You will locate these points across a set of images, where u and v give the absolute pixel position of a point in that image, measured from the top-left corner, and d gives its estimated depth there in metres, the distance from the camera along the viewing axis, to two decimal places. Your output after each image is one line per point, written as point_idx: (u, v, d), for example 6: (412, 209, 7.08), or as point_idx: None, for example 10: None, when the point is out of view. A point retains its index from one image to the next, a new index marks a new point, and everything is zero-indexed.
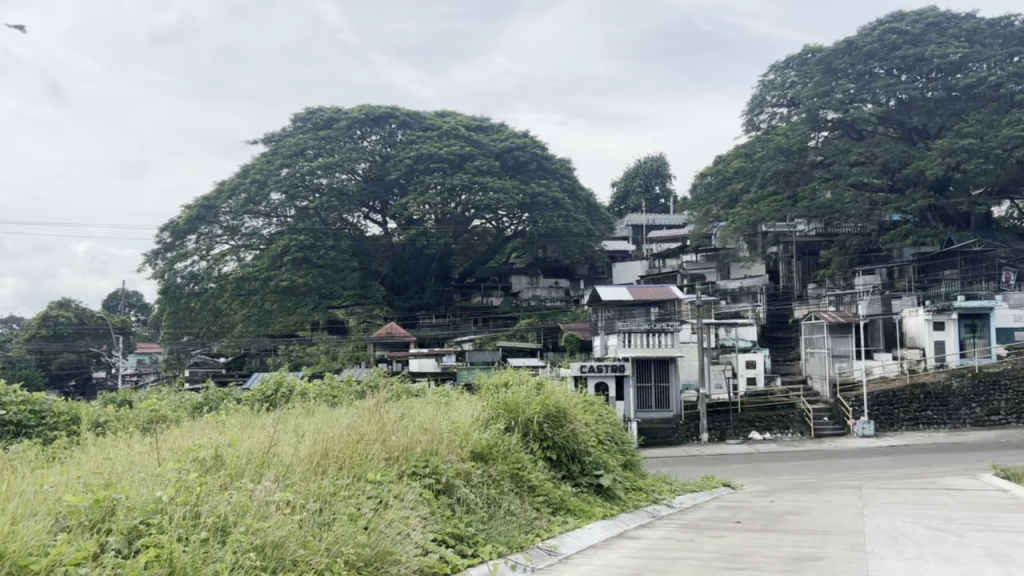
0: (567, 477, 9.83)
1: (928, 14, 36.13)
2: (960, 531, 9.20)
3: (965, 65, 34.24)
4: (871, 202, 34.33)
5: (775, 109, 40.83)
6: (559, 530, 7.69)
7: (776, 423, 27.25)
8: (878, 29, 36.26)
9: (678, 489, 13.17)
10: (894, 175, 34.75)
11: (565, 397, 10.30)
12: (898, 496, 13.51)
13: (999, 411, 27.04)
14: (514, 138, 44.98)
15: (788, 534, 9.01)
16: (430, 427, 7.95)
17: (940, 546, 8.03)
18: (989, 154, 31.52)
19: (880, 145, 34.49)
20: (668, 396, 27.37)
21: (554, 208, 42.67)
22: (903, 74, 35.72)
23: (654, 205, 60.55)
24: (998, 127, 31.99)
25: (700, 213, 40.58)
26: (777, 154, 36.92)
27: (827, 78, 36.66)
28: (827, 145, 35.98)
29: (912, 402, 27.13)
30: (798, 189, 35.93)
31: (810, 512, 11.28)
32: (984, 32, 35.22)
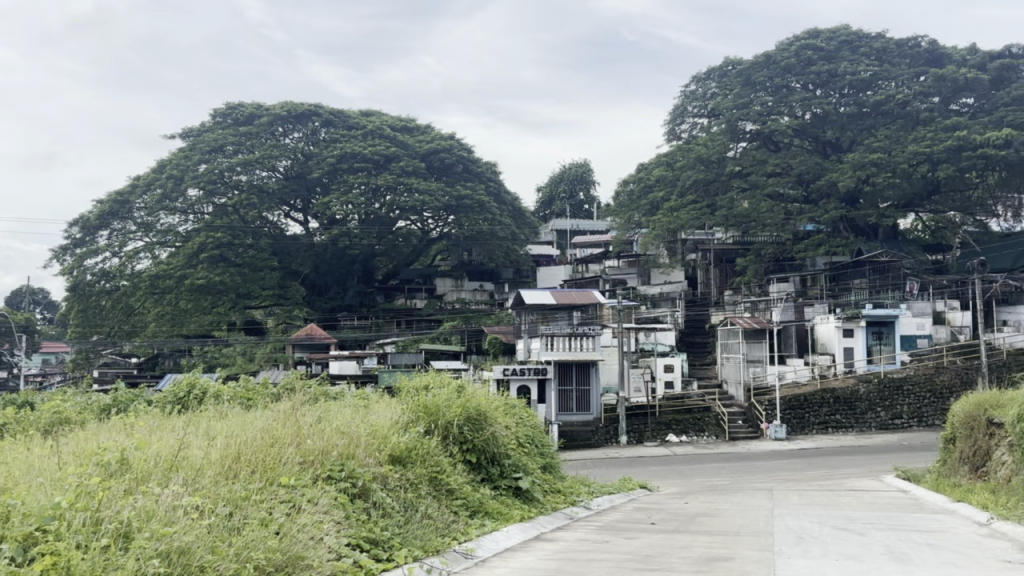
0: (485, 480, 9.84)
1: (841, 32, 37.69)
2: (863, 530, 9.57)
3: (875, 83, 35.88)
4: (786, 212, 35.45)
5: (696, 120, 41.67)
6: (475, 533, 7.69)
7: (692, 426, 27.80)
8: (795, 45, 37.59)
9: (597, 491, 13.33)
10: (808, 187, 36.02)
11: (486, 400, 10.29)
12: (807, 497, 13.98)
13: (901, 414, 28.27)
14: (440, 139, 44.85)
15: (699, 535, 9.20)
16: (348, 430, 7.85)
17: (844, 546, 8.33)
18: (896, 168, 32.94)
19: (796, 158, 35.66)
20: (589, 399, 27.56)
21: (480, 211, 42.67)
22: (818, 89, 36.98)
23: (578, 210, 61.05)
24: (905, 143, 33.53)
25: (623, 220, 41.13)
26: (697, 163, 37.72)
27: (747, 91, 37.61)
28: (745, 156, 36.89)
29: (822, 407, 28.11)
30: (717, 198, 36.71)
31: (722, 513, 11.58)
32: (893, 52, 36.93)
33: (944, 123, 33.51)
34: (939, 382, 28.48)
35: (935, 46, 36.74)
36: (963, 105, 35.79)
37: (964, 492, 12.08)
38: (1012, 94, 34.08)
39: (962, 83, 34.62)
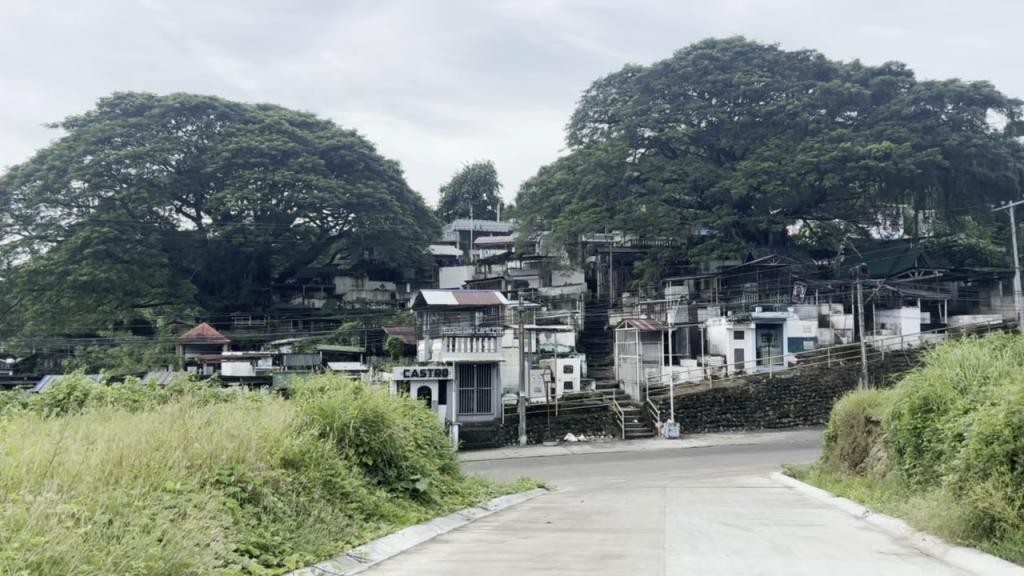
0: (382, 483, 9.74)
1: (736, 43, 39.00)
2: (749, 525, 9.90)
3: (767, 93, 37.29)
4: (681, 217, 36.38)
5: (597, 125, 42.34)
6: (370, 537, 7.59)
7: (590, 426, 28.26)
8: (692, 54, 38.72)
9: (494, 491, 13.37)
10: (703, 193, 37.13)
11: (383, 401, 10.16)
12: (698, 494, 14.38)
13: (788, 413, 29.44)
14: (340, 135, 44.05)
15: (593, 533, 9.35)
16: (238, 433, 7.63)
17: (731, 541, 8.61)
18: (785, 177, 34.29)
19: (690, 164, 36.58)
20: (489, 399, 27.71)
21: (381, 209, 42.14)
22: (713, 98, 38.09)
23: (480, 211, 61.24)
24: (793, 152, 35.01)
25: (525, 222, 41.39)
26: (597, 167, 38.19)
27: (646, 98, 38.42)
28: (643, 162, 37.69)
29: (713, 406, 29.00)
30: (615, 202, 37.37)
31: (617, 511, 11.78)
32: (784, 64, 38.51)
33: (830, 134, 35.17)
34: (823, 382, 29.81)
35: (823, 61, 38.57)
36: (848, 119, 37.65)
37: (844, 487, 12.67)
38: (892, 109, 36.04)
39: (847, 97, 36.48)
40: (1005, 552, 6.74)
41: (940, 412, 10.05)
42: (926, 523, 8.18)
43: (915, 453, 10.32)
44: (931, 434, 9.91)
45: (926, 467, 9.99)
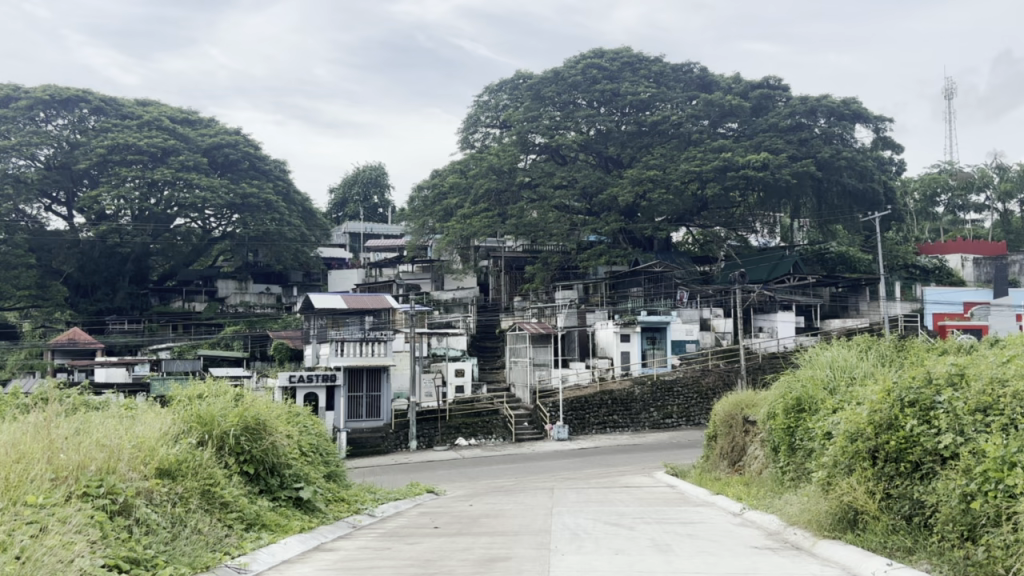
0: (264, 491, 9.46)
1: (623, 53, 39.92)
2: (632, 524, 10.16)
3: (652, 104, 38.30)
4: (571, 223, 36.99)
5: (488, 130, 42.64)
6: (250, 547, 7.38)
7: (481, 429, 28.30)
8: (581, 63, 39.39)
9: (381, 498, 13.22)
10: (591, 200, 37.81)
11: (265, 408, 9.88)
12: (584, 495, 14.66)
13: (672, 414, 30.31)
14: (223, 133, 42.35)
15: (480, 537, 9.39)
16: (109, 441, 7.29)
17: (614, 540, 8.80)
18: (669, 185, 35.35)
19: (580, 171, 37.14)
20: (379, 404, 27.38)
21: (266, 210, 41.03)
22: (602, 107, 38.81)
23: (371, 214, 60.50)
24: (677, 161, 36.11)
25: (417, 225, 41.16)
26: (488, 172, 38.39)
27: (536, 105, 38.78)
28: (534, 168, 37.92)
29: (600, 408, 29.56)
30: (507, 208, 37.47)
31: (504, 514, 11.86)
32: (669, 76, 39.69)
33: (712, 144, 36.49)
34: (704, 384, 30.86)
35: (706, 73, 39.98)
36: (728, 130, 39.15)
37: (723, 485, 13.15)
38: (769, 121, 37.73)
39: (728, 109, 37.86)
40: (867, 543, 7.16)
41: (811, 411, 10.57)
42: (797, 517, 8.59)
43: (788, 451, 10.80)
44: (803, 432, 10.40)
45: (798, 465, 10.47)
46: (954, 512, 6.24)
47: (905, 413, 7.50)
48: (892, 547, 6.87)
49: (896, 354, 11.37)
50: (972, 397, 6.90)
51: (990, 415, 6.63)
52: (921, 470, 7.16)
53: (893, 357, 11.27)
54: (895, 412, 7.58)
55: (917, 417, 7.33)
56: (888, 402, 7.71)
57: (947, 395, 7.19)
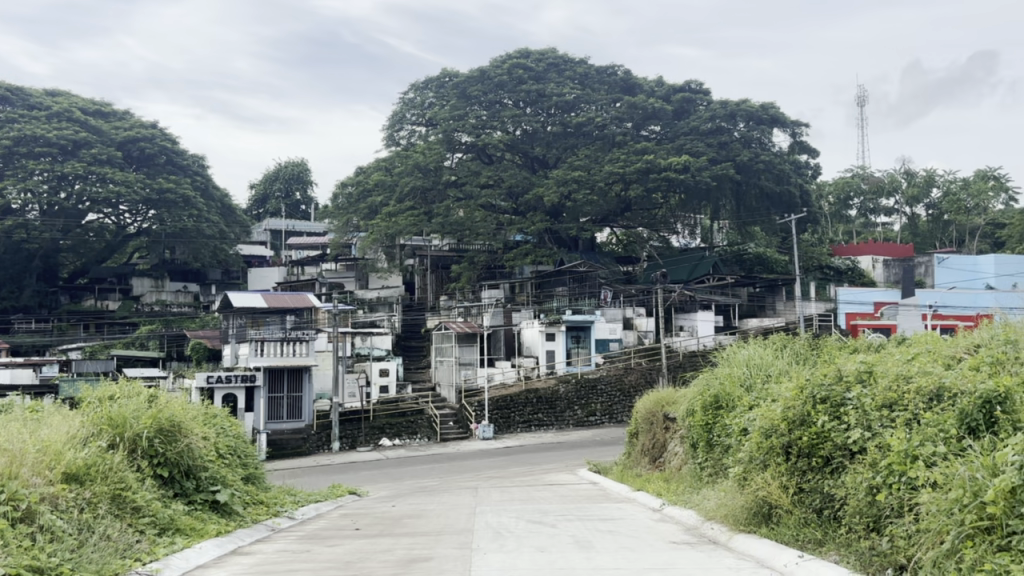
0: (179, 495, 9.18)
1: (549, 55, 40.19)
2: (554, 522, 10.24)
3: (577, 105, 38.70)
4: (497, 222, 37.02)
5: (414, 127, 42.44)
6: (162, 553, 7.16)
7: (405, 429, 28.11)
8: (506, 63, 39.43)
9: (301, 500, 12.99)
10: (517, 199, 37.94)
11: (181, 410, 9.60)
12: (507, 493, 14.72)
13: (595, 412, 30.63)
14: (139, 126, 40.92)
15: (402, 537, 9.34)
16: (11, 445, 6.99)
17: (535, 538, 8.86)
18: (593, 186, 35.74)
19: (505, 171, 37.24)
20: (300, 405, 26.86)
21: (184, 206, 39.88)
22: (528, 107, 39.03)
23: (293, 210, 59.57)
24: (602, 163, 36.54)
25: (340, 222, 40.66)
26: (413, 170, 38.13)
27: (462, 104, 38.67)
28: (460, 167, 37.83)
29: (525, 406, 29.69)
30: (433, 206, 37.33)
31: (426, 514, 11.82)
32: (594, 77, 40.17)
33: (635, 146, 37.01)
34: (627, 382, 31.30)
35: (630, 76, 40.57)
36: (651, 132, 39.85)
37: (643, 481, 13.36)
38: (691, 124, 38.58)
39: (651, 111, 38.53)
40: (780, 537, 7.37)
41: (728, 409, 10.82)
42: (713, 512, 8.79)
43: (707, 448, 11.04)
44: (721, 429, 10.64)
45: (716, 460, 10.70)
46: (861, 504, 6.47)
47: (817, 409, 7.74)
48: (803, 539, 7.10)
49: (810, 352, 11.74)
50: (879, 393, 7.15)
51: (894, 411, 6.89)
52: (831, 465, 7.39)
53: (806, 355, 11.63)
54: (807, 408, 7.82)
55: (828, 414, 7.58)
56: (801, 399, 7.96)
57: (856, 392, 7.45)
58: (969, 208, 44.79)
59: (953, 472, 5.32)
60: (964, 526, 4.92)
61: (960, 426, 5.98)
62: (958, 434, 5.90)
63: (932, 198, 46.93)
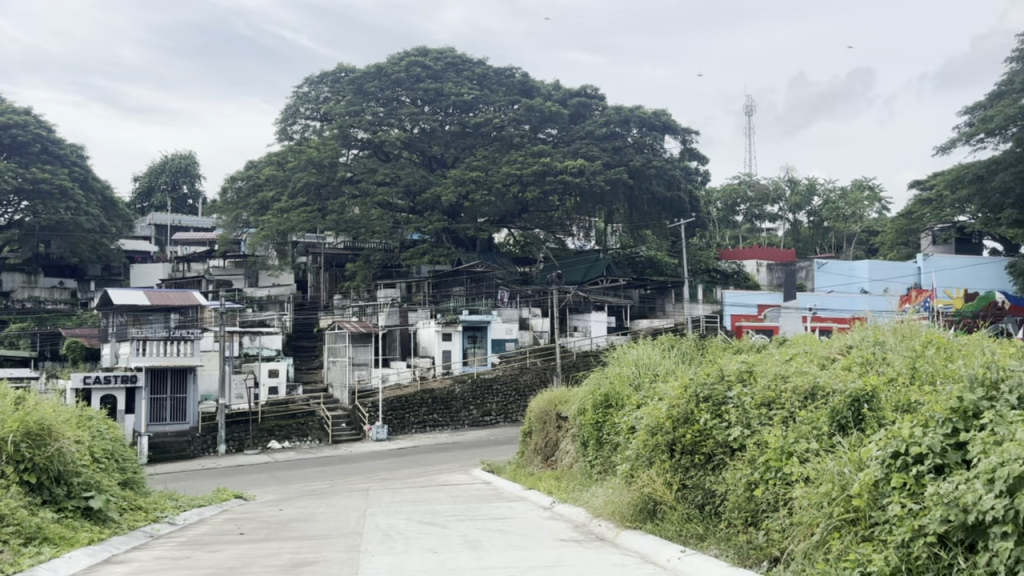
0: (47, 502, 8.69)
1: (447, 53, 39.98)
2: (444, 522, 10.21)
3: (475, 105, 38.74)
4: (393, 221, 36.64)
5: (308, 122, 41.64)
6: (27, 564, 6.77)
7: (295, 431, 27.44)
8: (404, 60, 38.94)
9: (183, 505, 12.51)
10: (414, 198, 37.67)
11: (51, 412, 9.10)
12: (399, 495, 14.58)
13: (490, 411, 30.66)
14: (11, 112, 38.60)
15: (288, 541, 9.13)
16: None
17: (425, 539, 8.82)
18: (491, 187, 35.90)
19: (403, 169, 36.90)
20: (184, 407, 25.93)
21: (60, 198, 37.90)
22: (425, 106, 38.80)
23: (180, 205, 57.55)
24: (500, 164, 36.73)
25: (229, 218, 39.38)
26: (307, 165, 37.29)
27: (358, 99, 37.97)
28: (355, 164, 37.32)
29: (420, 407, 29.53)
30: (327, 203, 36.68)
31: (314, 517, 11.59)
32: (492, 78, 40.26)
33: (531, 149, 37.36)
34: (521, 382, 31.53)
35: (527, 78, 40.87)
36: (548, 135, 40.30)
37: (535, 479, 13.48)
38: (587, 129, 39.28)
39: (547, 115, 39.07)
40: (665, 532, 7.57)
41: (617, 407, 11.04)
42: (601, 509, 8.95)
43: (596, 445, 11.22)
44: (610, 428, 10.83)
45: (605, 458, 10.88)
46: (739, 500, 6.70)
47: (700, 408, 8.00)
48: (685, 534, 7.31)
49: (697, 352, 12.10)
50: (758, 392, 7.45)
51: (772, 410, 7.19)
52: (712, 462, 7.62)
53: (693, 355, 11.98)
54: (691, 407, 8.06)
55: (711, 412, 7.84)
56: (685, 398, 8.20)
57: (737, 391, 7.75)
58: (846, 216, 47.32)
59: (823, 468, 5.58)
60: (832, 518, 5.16)
61: (832, 423, 6.28)
62: (829, 430, 6.20)
63: (813, 206, 49.11)
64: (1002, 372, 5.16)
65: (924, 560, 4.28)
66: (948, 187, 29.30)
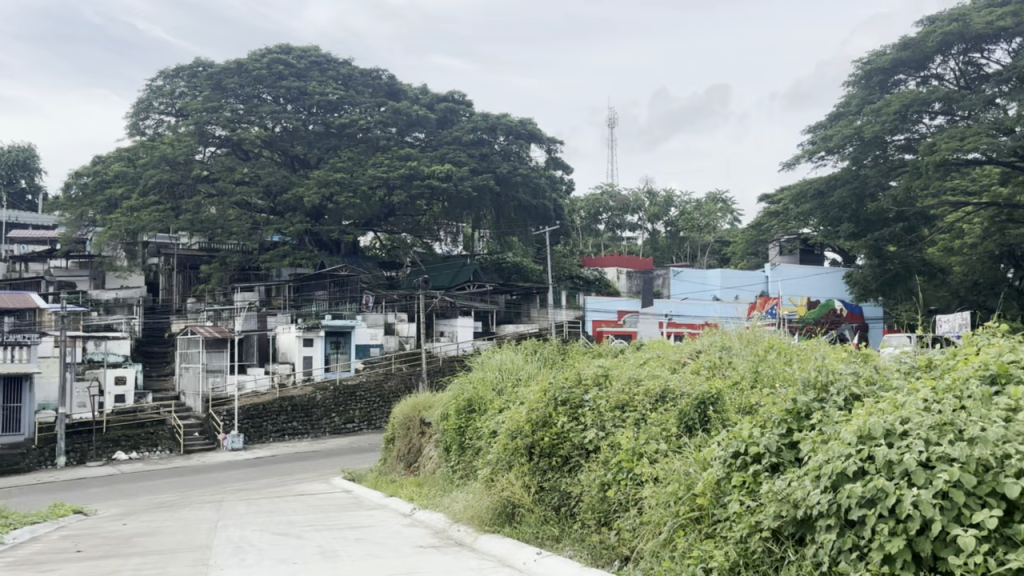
0: None
1: (311, 52, 39.06)
2: (300, 532, 9.96)
3: (340, 106, 38.21)
4: (252, 222, 35.52)
5: (162, 117, 39.77)
6: None
7: (143, 442, 26.10)
8: (266, 57, 37.68)
9: (14, 523, 11.65)
10: (275, 199, 36.68)
11: None
12: (254, 506, 14.10)
13: (353, 419, 30.19)
14: None
15: (132, 557, 8.68)
16: None
17: (278, 550, 8.57)
18: (356, 189, 35.38)
19: (263, 169, 35.85)
20: (20, 417, 24.11)
21: None
22: (288, 104, 37.75)
23: (18, 201, 53.77)
24: (365, 166, 36.28)
25: (73, 216, 37.07)
26: (160, 162, 35.58)
27: (216, 95, 36.54)
28: (213, 162, 35.99)
29: (279, 414, 28.65)
30: (181, 202, 35.13)
31: (160, 531, 11.05)
32: (357, 79, 39.66)
33: (398, 152, 37.15)
34: (386, 388, 31.13)
35: (394, 81, 40.51)
36: (415, 139, 40.17)
37: (397, 487, 13.33)
38: (453, 134, 39.36)
39: (414, 118, 38.95)
40: (522, 535, 7.63)
41: (480, 412, 11.06)
42: (461, 515, 8.95)
43: (458, 451, 11.17)
44: (472, 432, 10.84)
45: (466, 463, 10.87)
46: (593, 500, 6.83)
47: (557, 411, 8.14)
48: (542, 536, 7.40)
49: (558, 357, 12.31)
50: (613, 395, 7.66)
51: (626, 412, 7.41)
52: (569, 464, 7.76)
53: (556, 360, 12.18)
54: (549, 410, 8.18)
55: (568, 415, 7.99)
56: (544, 402, 8.31)
57: (593, 394, 7.98)
58: (701, 226, 49.57)
59: (671, 468, 5.79)
60: (678, 517, 5.35)
61: (680, 424, 6.55)
62: (677, 432, 6.46)
63: (670, 216, 51.25)
64: (829, 375, 5.53)
65: (759, 554, 4.49)
66: (792, 201, 31.15)
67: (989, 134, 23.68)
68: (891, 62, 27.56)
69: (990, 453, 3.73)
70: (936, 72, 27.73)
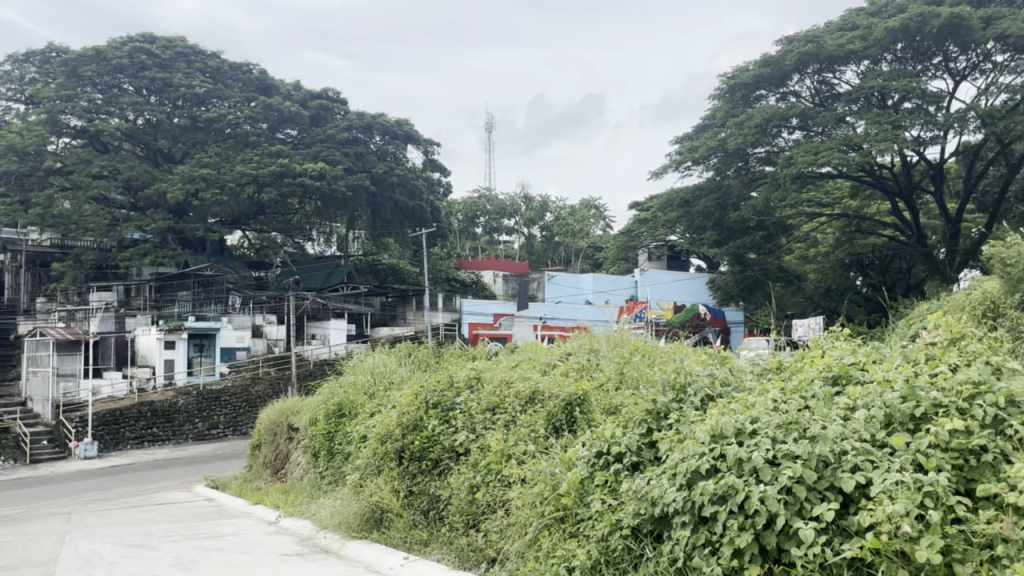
0: None
1: (177, 43, 37.45)
2: (156, 544, 9.46)
3: (207, 100, 36.81)
4: (110, 218, 33.71)
5: (9, 104, 37.09)
6: None
7: None
8: (126, 45, 35.90)
9: None
10: (135, 194, 34.96)
11: None
12: (106, 517, 13.32)
13: (218, 424, 29.29)
14: None
15: None
16: None
17: (130, 564, 8.09)
18: (223, 186, 34.17)
19: (123, 162, 34.09)
20: None
21: None
22: (152, 95, 36.03)
23: None
24: (233, 162, 35.12)
25: None
26: (7, 152, 33.20)
27: (71, 83, 34.46)
28: (68, 153, 33.91)
29: (138, 420, 27.37)
30: (31, 196, 32.91)
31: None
32: (227, 73, 38.31)
33: (269, 149, 36.14)
34: (253, 392, 30.28)
35: (265, 76, 39.43)
36: (287, 136, 39.17)
37: (262, 494, 12.91)
38: (327, 132, 38.64)
39: (286, 115, 37.99)
40: (390, 540, 7.52)
41: (351, 416, 10.84)
42: (328, 521, 8.74)
43: (328, 456, 10.92)
44: (342, 437, 10.61)
45: (336, 468, 10.64)
46: (460, 503, 6.82)
47: (428, 414, 8.05)
48: (410, 541, 7.33)
49: (431, 359, 12.21)
50: (484, 397, 7.67)
51: (496, 414, 7.44)
52: (439, 467, 7.71)
53: (429, 363, 12.08)
54: (420, 413, 8.08)
55: (439, 418, 7.91)
56: (415, 404, 8.21)
57: (464, 397, 7.96)
58: (574, 232, 50.52)
59: (537, 469, 5.84)
60: (543, 517, 5.40)
61: (547, 425, 6.63)
62: (545, 432, 6.53)
63: (545, 221, 51.99)
64: (688, 376, 5.71)
65: (619, 553, 4.58)
66: (661, 209, 32.18)
67: (839, 150, 24.98)
68: (754, 78, 28.92)
69: (829, 449, 3.92)
70: (793, 89, 29.15)
